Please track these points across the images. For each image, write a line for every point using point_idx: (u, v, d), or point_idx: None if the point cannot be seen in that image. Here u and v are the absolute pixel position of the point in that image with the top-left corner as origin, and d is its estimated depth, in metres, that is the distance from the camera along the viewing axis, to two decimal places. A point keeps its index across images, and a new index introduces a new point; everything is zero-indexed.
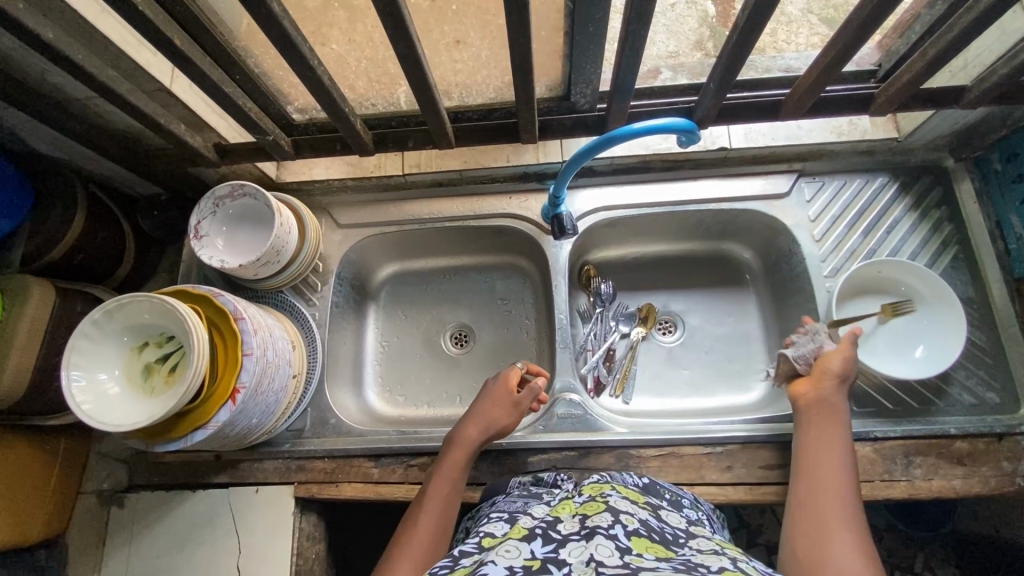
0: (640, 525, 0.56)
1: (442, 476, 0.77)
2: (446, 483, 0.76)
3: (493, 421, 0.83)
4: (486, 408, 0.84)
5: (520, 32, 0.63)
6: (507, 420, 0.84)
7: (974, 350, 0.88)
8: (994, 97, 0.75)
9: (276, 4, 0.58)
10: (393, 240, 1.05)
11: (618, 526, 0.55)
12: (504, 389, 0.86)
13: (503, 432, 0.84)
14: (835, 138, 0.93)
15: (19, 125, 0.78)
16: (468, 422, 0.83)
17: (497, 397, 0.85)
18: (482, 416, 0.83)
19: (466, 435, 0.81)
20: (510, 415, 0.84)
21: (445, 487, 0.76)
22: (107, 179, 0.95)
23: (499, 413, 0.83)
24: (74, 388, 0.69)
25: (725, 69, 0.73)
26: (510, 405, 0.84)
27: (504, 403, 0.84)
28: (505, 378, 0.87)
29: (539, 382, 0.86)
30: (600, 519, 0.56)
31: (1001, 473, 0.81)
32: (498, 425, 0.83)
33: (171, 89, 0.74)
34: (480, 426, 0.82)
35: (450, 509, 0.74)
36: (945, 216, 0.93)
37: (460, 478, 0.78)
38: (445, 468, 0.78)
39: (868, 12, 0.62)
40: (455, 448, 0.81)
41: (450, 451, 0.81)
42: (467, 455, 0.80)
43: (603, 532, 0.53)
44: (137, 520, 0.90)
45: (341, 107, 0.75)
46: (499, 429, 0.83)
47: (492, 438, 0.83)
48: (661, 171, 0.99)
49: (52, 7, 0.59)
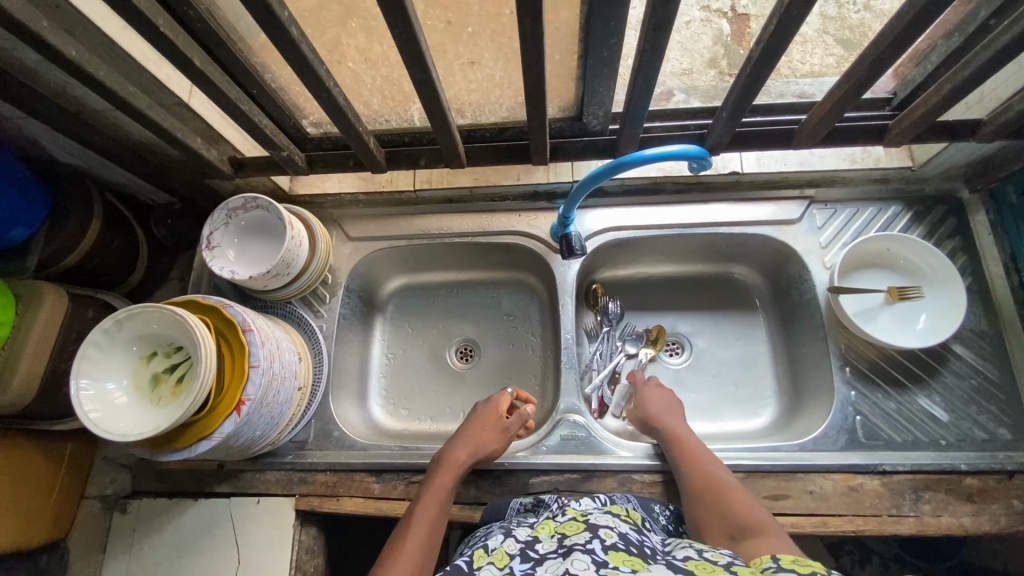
0: (618, 538, 0.58)
1: (430, 497, 0.78)
2: (432, 504, 0.77)
3: (479, 444, 0.84)
4: (473, 431, 0.85)
5: (535, 58, 0.64)
6: (498, 439, 0.85)
7: (985, 384, 0.86)
8: (1010, 131, 0.75)
9: (294, 27, 0.59)
10: (401, 253, 1.06)
11: (596, 542, 0.57)
12: (494, 415, 0.87)
13: (489, 457, 0.84)
14: (848, 166, 0.93)
15: (39, 134, 0.80)
16: (458, 444, 0.83)
17: (485, 420, 0.86)
18: (471, 439, 0.84)
19: (454, 457, 0.82)
20: (500, 439, 0.85)
21: (432, 509, 0.76)
22: (123, 186, 0.97)
23: (488, 437, 0.84)
24: (81, 396, 0.70)
25: (739, 98, 0.73)
26: (498, 427, 0.86)
27: (491, 425, 0.86)
28: (494, 403, 0.88)
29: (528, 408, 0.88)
30: (578, 537, 0.58)
31: (1012, 512, 0.79)
32: (486, 448, 0.84)
33: (189, 103, 0.75)
34: (469, 448, 0.83)
35: (436, 531, 0.74)
36: (959, 246, 0.92)
37: (447, 500, 0.78)
38: (433, 490, 0.79)
39: (882, 48, 0.63)
40: (443, 469, 0.81)
41: (439, 473, 0.81)
42: (454, 477, 0.80)
43: (581, 548, 0.55)
44: (138, 526, 0.90)
45: (355, 125, 0.76)
46: (487, 453, 0.84)
47: (480, 461, 0.84)
48: (671, 194, 0.99)
49: (77, 24, 0.60)
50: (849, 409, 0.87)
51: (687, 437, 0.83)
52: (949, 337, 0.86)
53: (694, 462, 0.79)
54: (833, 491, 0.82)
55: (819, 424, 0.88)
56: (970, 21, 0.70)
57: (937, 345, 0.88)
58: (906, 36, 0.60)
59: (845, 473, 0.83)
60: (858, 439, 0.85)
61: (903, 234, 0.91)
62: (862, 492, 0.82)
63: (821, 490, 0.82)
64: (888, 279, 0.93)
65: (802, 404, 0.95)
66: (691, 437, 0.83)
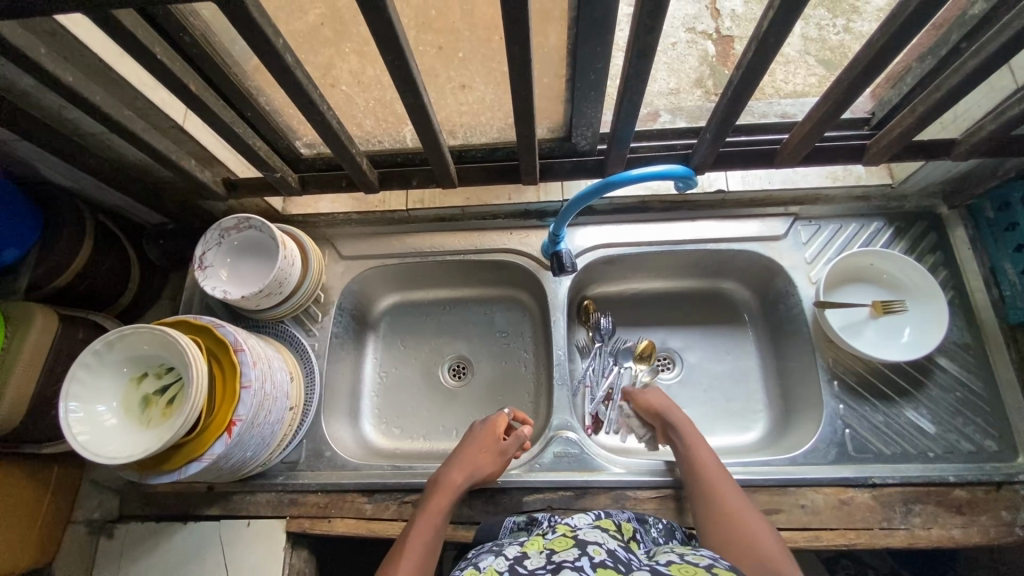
0: (607, 555, 0.58)
1: (424, 520, 0.76)
2: (428, 527, 0.75)
3: (478, 466, 0.83)
4: (471, 453, 0.84)
5: (523, 83, 0.66)
6: (497, 460, 0.85)
7: (971, 396, 0.87)
8: (983, 150, 0.77)
9: (289, 54, 0.61)
10: (393, 272, 1.06)
11: (584, 559, 0.57)
12: (490, 434, 0.86)
13: (486, 479, 0.84)
14: (830, 183, 0.96)
15: (32, 156, 0.80)
16: (454, 467, 0.82)
17: (483, 442, 0.85)
18: (469, 463, 0.83)
19: (452, 480, 0.81)
20: (496, 461, 0.84)
21: (426, 532, 0.75)
22: (115, 208, 0.97)
23: (485, 460, 0.83)
24: (70, 419, 0.69)
25: (722, 119, 0.75)
26: (496, 448, 0.85)
27: (488, 446, 0.85)
28: (490, 425, 0.87)
29: (525, 429, 0.88)
30: (567, 554, 0.58)
31: (1001, 523, 0.80)
32: (484, 471, 0.83)
33: (183, 126, 0.76)
34: (467, 471, 0.82)
35: (431, 554, 0.73)
36: (940, 261, 0.94)
37: (443, 524, 0.77)
38: (428, 512, 0.77)
39: (856, 73, 0.65)
40: (438, 492, 0.80)
41: (435, 496, 0.79)
42: (451, 500, 0.79)
43: (570, 565, 0.55)
44: (125, 551, 0.89)
45: (349, 147, 0.78)
46: (485, 476, 0.83)
47: (477, 484, 0.83)
48: (659, 211, 1.01)
49: (74, 50, 0.61)
50: (838, 423, 0.88)
51: (696, 437, 0.84)
52: (934, 348, 0.87)
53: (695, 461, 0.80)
54: (824, 504, 0.83)
55: (809, 437, 0.89)
56: (942, 45, 0.73)
57: (921, 357, 0.89)
58: (879, 61, 0.63)
59: (836, 487, 0.84)
60: (848, 452, 0.86)
61: (887, 249, 0.93)
62: (853, 505, 0.83)
63: (812, 504, 0.83)
64: (874, 293, 0.95)
65: (792, 418, 0.96)
66: (696, 437, 0.84)
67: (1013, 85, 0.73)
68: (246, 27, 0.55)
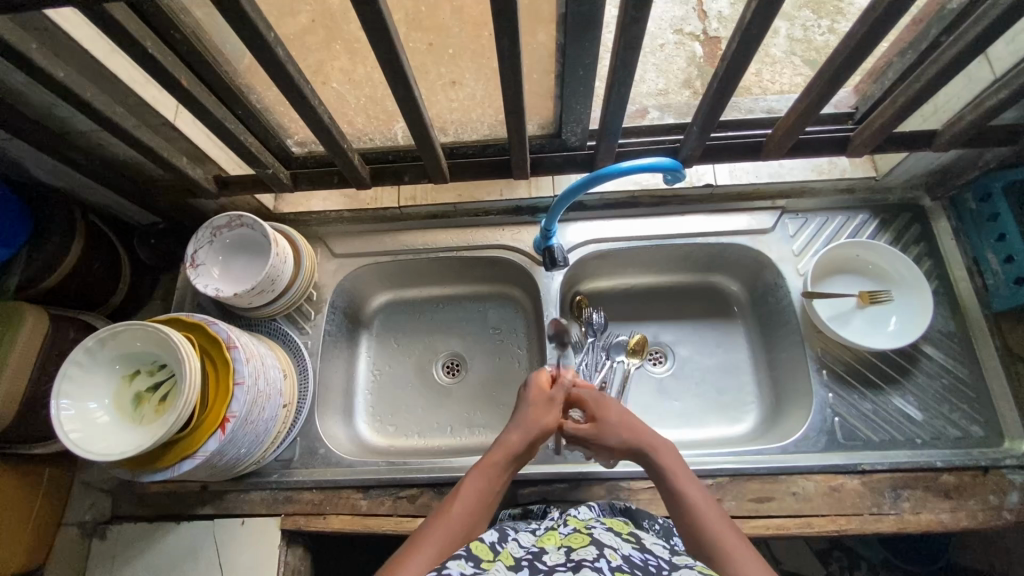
0: (624, 560, 0.56)
1: (478, 473, 0.69)
2: (482, 481, 0.68)
3: (534, 419, 0.75)
4: (526, 409, 0.76)
5: (513, 77, 0.67)
6: (551, 411, 0.77)
7: (957, 383, 0.89)
8: (963, 141, 0.79)
9: (280, 49, 0.61)
10: (386, 269, 1.07)
11: (602, 560, 0.55)
12: (540, 389, 0.78)
13: (546, 433, 0.75)
14: (816, 176, 0.98)
15: (22, 155, 0.80)
16: (516, 428, 0.73)
17: (534, 396, 0.78)
18: (527, 419, 0.75)
19: (509, 437, 0.73)
20: (552, 416, 0.76)
21: (481, 486, 0.67)
22: (106, 208, 0.97)
23: (541, 416, 0.75)
24: (62, 416, 0.69)
25: (709, 112, 0.76)
26: (550, 401, 0.77)
27: (540, 398, 0.77)
28: (535, 379, 0.79)
29: (568, 377, 0.81)
30: (585, 553, 0.57)
31: (988, 507, 0.81)
32: (542, 424, 0.75)
33: (175, 124, 0.77)
34: (526, 427, 0.74)
35: (484, 510, 0.66)
36: (925, 251, 0.96)
37: (500, 481, 0.70)
38: (483, 466, 0.70)
39: (838, 66, 0.67)
40: (495, 452, 0.71)
41: (491, 452, 0.72)
42: (508, 456, 0.71)
43: (589, 565, 0.54)
44: (118, 553, 0.88)
45: (341, 143, 0.78)
46: (542, 428, 0.75)
47: (535, 443, 0.75)
48: (649, 206, 1.02)
49: (65, 47, 0.61)
50: (827, 411, 0.89)
51: (666, 450, 0.73)
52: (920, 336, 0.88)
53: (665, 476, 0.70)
54: (815, 491, 0.84)
55: (800, 426, 0.90)
56: (921, 39, 0.75)
57: (908, 346, 0.91)
58: (859, 52, 0.64)
59: (827, 474, 0.85)
60: (838, 440, 0.87)
61: (874, 241, 0.95)
62: (844, 491, 0.84)
63: (804, 491, 0.84)
64: (861, 285, 0.96)
65: (782, 408, 0.97)
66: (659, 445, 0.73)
67: (991, 77, 0.75)
68: (237, 21, 0.56)
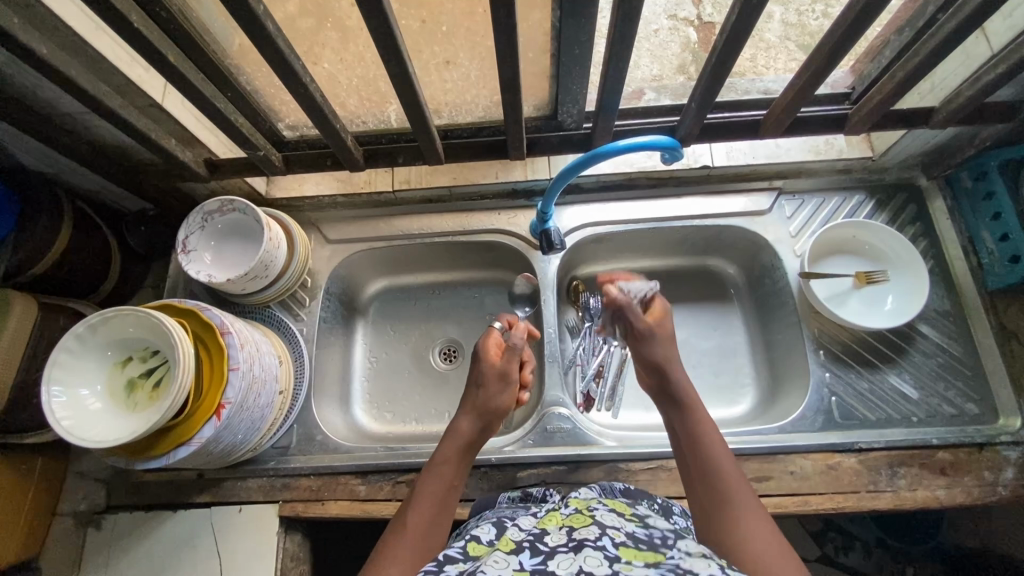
0: (627, 535, 0.56)
1: (431, 468, 0.73)
2: (435, 480, 0.72)
3: (484, 402, 0.79)
4: (476, 393, 0.81)
5: (508, 54, 0.65)
6: (504, 390, 0.81)
7: (951, 360, 0.89)
8: (960, 117, 0.79)
9: (270, 23, 0.60)
10: (380, 255, 1.06)
11: (605, 537, 0.55)
12: (488, 363, 0.83)
13: (499, 413, 0.80)
14: (812, 157, 0.97)
15: (6, 140, 0.78)
16: (465, 414, 0.79)
17: (487, 376, 0.81)
18: (477, 403, 0.79)
19: (458, 425, 0.78)
20: (502, 389, 0.81)
21: (436, 485, 0.71)
22: (93, 194, 0.95)
23: (492, 393, 0.80)
24: (53, 404, 0.68)
25: (705, 90, 0.75)
26: (497, 377, 0.81)
27: (491, 375, 0.81)
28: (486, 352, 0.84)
29: (520, 331, 0.84)
30: (587, 531, 0.56)
31: (983, 483, 0.82)
32: (489, 405, 0.79)
33: (162, 104, 0.75)
34: (473, 412, 0.79)
35: (444, 505, 0.70)
36: (921, 231, 0.96)
37: (457, 470, 0.74)
38: (435, 461, 0.74)
39: (836, 40, 0.66)
40: (449, 440, 0.77)
41: (442, 445, 0.77)
42: (456, 445, 0.75)
43: (591, 543, 0.54)
44: (114, 541, 0.87)
45: (333, 123, 0.77)
46: (493, 409, 0.80)
47: (490, 421, 0.79)
48: (647, 188, 1.01)
49: (46, 22, 0.60)
50: (825, 391, 0.89)
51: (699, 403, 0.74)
52: (917, 315, 0.89)
53: (689, 426, 0.71)
54: (813, 470, 0.84)
55: (797, 406, 0.90)
56: (919, 16, 0.74)
57: (904, 325, 0.91)
58: (857, 27, 0.64)
59: (824, 453, 0.85)
60: (834, 419, 0.88)
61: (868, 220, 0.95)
62: (841, 470, 0.84)
63: (801, 470, 0.84)
64: (857, 264, 0.96)
65: (779, 388, 0.98)
66: (695, 399, 0.74)
67: (988, 53, 0.75)
68: None
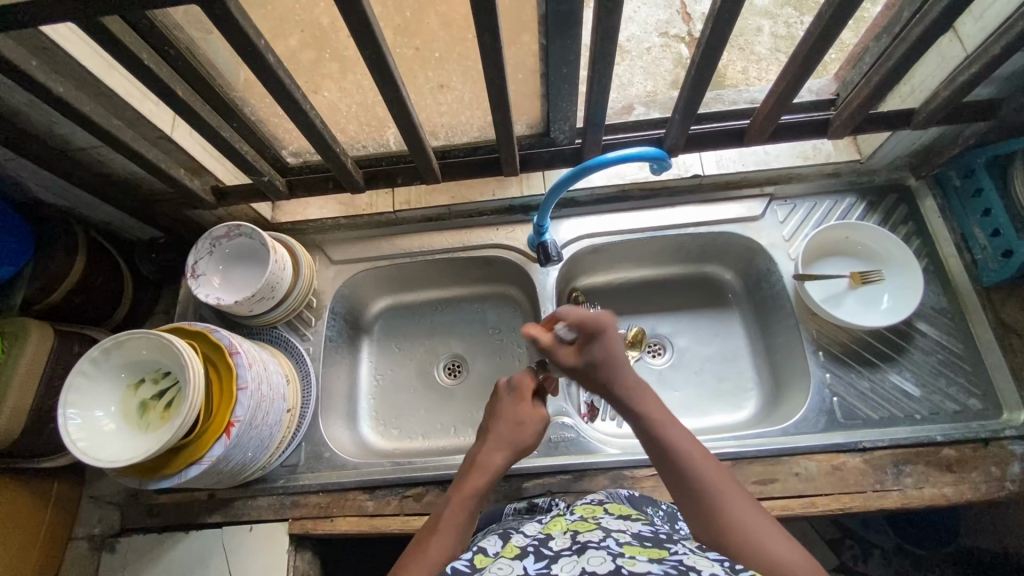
0: (631, 536, 0.57)
1: (460, 500, 0.67)
2: (462, 511, 0.66)
3: (514, 438, 0.73)
4: (508, 425, 0.74)
5: (496, 75, 0.68)
6: (533, 430, 0.75)
7: (952, 357, 0.90)
8: (940, 118, 0.81)
9: (271, 55, 0.63)
10: (383, 274, 1.08)
11: (609, 539, 0.56)
12: (523, 398, 0.77)
13: (524, 449, 0.75)
14: (801, 162, 0.99)
15: (27, 176, 0.83)
16: (494, 447, 0.72)
17: (520, 409, 0.75)
18: (505, 439, 0.73)
19: (489, 459, 0.71)
20: (534, 430, 0.75)
21: (461, 514, 0.66)
22: (108, 225, 1.00)
23: (524, 431, 0.74)
24: (69, 426, 0.70)
25: (688, 102, 0.78)
26: (534, 414, 0.76)
27: (523, 411, 0.75)
28: (521, 385, 0.78)
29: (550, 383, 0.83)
30: (591, 534, 0.57)
31: (991, 479, 0.82)
32: (519, 444, 0.73)
33: (171, 136, 0.79)
34: (503, 447, 0.72)
35: (464, 538, 0.65)
36: (913, 231, 0.98)
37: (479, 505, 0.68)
38: (458, 494, 0.68)
39: (811, 46, 0.68)
40: (476, 470, 0.70)
41: (470, 475, 0.70)
42: (489, 479, 0.69)
43: (594, 545, 0.54)
44: (127, 564, 0.88)
45: (333, 147, 0.80)
46: (523, 446, 0.74)
47: (515, 459, 0.74)
48: (640, 199, 1.04)
49: (63, 64, 0.64)
50: (826, 391, 0.90)
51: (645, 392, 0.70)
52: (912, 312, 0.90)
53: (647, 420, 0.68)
54: (818, 471, 0.85)
55: (800, 406, 0.91)
56: (895, 23, 0.77)
57: (901, 323, 0.92)
58: (827, 35, 0.66)
59: (828, 453, 0.86)
60: (836, 420, 0.88)
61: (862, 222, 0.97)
62: (846, 470, 0.84)
63: (806, 471, 0.85)
64: (852, 265, 0.98)
65: (782, 393, 0.98)
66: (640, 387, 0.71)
67: (962, 54, 0.77)
68: (226, 29, 0.58)
